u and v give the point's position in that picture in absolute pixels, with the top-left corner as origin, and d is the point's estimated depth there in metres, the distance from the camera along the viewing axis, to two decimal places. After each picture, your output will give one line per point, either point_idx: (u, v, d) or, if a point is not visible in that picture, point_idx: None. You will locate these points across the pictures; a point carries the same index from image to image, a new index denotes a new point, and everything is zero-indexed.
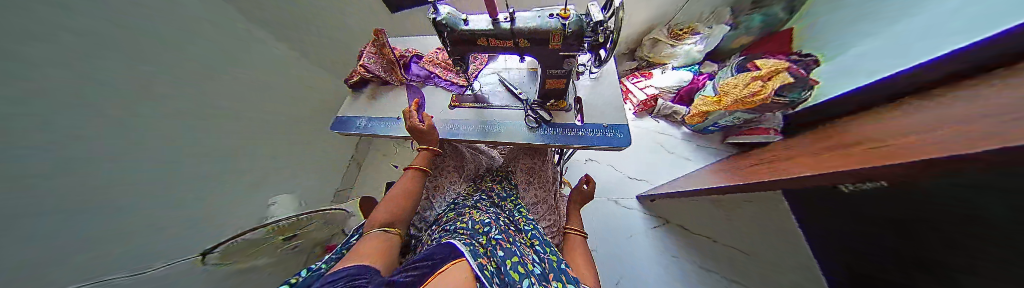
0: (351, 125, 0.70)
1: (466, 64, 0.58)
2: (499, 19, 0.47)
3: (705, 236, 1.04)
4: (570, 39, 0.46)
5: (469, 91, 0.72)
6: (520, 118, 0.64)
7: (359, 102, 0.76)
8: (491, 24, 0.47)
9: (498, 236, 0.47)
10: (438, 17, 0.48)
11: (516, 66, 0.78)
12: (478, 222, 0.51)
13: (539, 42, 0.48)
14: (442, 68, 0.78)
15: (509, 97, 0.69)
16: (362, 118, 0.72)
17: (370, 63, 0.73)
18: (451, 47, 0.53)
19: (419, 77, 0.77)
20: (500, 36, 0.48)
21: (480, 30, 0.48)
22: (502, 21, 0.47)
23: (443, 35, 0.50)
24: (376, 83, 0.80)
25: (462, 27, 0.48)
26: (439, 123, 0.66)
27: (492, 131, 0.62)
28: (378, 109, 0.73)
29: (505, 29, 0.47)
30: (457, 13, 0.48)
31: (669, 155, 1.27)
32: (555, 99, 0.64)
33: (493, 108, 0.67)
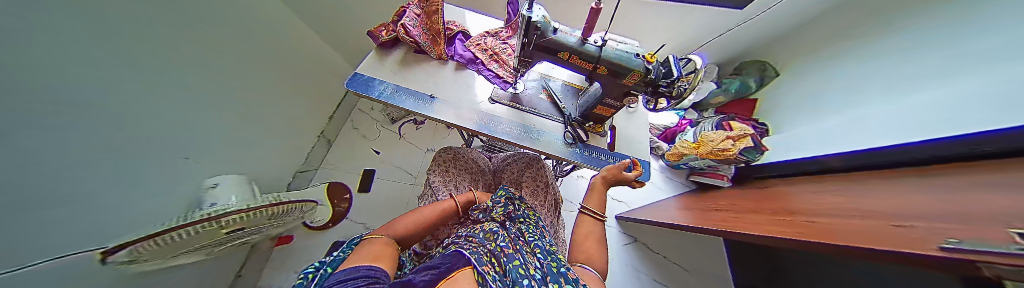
0: (372, 89, 0.59)
1: (530, 67, 0.53)
2: (588, 40, 0.46)
3: (662, 256, 1.27)
4: (646, 80, 0.48)
5: (512, 89, 0.67)
6: (559, 131, 0.63)
7: (385, 62, 0.65)
8: (580, 42, 0.46)
9: (504, 244, 0.43)
10: (531, 16, 0.43)
11: (563, 78, 0.74)
12: (488, 236, 0.47)
13: (614, 74, 0.48)
14: (486, 54, 0.69)
15: (549, 106, 0.67)
16: (387, 84, 0.61)
17: (411, 27, 0.63)
18: (527, 48, 0.47)
19: (463, 59, 0.68)
20: (586, 56, 0.47)
21: (568, 43, 0.46)
22: (590, 43, 0.46)
23: (528, 36, 0.45)
24: (409, 48, 0.69)
25: (550, 35, 0.45)
26: (476, 114, 0.61)
27: (533, 138, 0.59)
28: (408, 79, 0.63)
29: (591, 51, 0.46)
30: (551, 20, 0.45)
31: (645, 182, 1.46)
32: (594, 122, 0.65)
33: (532, 112, 0.65)
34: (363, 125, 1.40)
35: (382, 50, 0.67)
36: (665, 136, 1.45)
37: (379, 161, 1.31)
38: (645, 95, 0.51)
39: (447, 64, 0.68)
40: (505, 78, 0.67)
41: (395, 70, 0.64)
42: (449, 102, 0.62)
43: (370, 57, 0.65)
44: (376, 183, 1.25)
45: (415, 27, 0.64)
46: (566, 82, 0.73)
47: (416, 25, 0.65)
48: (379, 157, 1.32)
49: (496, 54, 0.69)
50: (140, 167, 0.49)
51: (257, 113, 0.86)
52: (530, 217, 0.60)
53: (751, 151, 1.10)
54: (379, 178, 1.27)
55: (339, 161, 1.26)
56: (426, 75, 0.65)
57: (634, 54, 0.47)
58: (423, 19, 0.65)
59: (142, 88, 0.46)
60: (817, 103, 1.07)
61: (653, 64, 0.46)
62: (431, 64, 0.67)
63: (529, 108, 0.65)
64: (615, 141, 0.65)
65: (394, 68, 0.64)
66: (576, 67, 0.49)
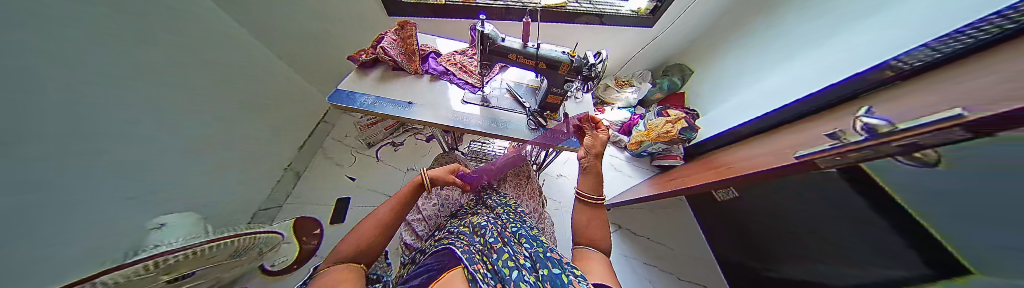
0: (352, 101, 0.65)
1: (490, 69, 0.65)
2: (529, 44, 0.61)
3: (646, 238, 1.35)
4: (573, 68, 0.62)
5: (479, 92, 0.78)
6: (524, 121, 0.74)
7: (364, 79, 0.73)
8: (522, 46, 0.60)
9: (493, 239, 0.46)
10: (484, 29, 0.57)
11: (524, 80, 0.88)
12: (476, 231, 0.50)
13: (552, 67, 0.63)
14: (457, 66, 0.81)
15: (514, 103, 0.79)
16: (367, 96, 0.67)
17: (389, 49, 0.73)
18: (483, 54, 0.60)
19: (436, 72, 0.78)
20: (529, 56, 0.61)
21: (513, 47, 0.60)
22: (531, 46, 0.61)
23: (483, 44, 0.58)
24: (386, 67, 0.78)
25: (500, 43, 0.59)
26: (451, 113, 0.70)
27: (502, 128, 0.69)
28: (387, 91, 0.71)
29: (531, 52, 0.61)
30: (498, 32, 0.59)
31: (617, 173, 1.60)
32: (550, 111, 0.78)
33: (501, 109, 0.76)
34: (336, 155, 1.36)
35: (362, 71, 0.75)
36: (624, 129, 1.63)
37: (355, 188, 1.26)
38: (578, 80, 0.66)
39: (422, 77, 0.78)
40: (473, 84, 0.78)
41: (375, 86, 0.71)
42: (425, 106, 0.70)
43: (352, 77, 0.73)
44: (352, 212, 1.18)
45: (394, 49, 0.75)
46: (526, 84, 0.86)
47: (393, 46, 0.75)
48: (355, 184, 1.27)
49: (465, 67, 0.82)
50: (56, 204, 0.44)
51: (221, 145, 0.82)
52: (509, 207, 0.64)
53: (688, 131, 1.33)
54: (355, 205, 1.21)
55: (310, 193, 1.20)
56: (406, 88, 0.74)
57: (563, 52, 0.63)
58: (400, 42, 0.76)
59: (71, 116, 0.44)
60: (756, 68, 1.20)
61: (575, 57, 0.62)
62: (407, 79, 0.76)
63: (499, 105, 0.76)
64: (569, 124, 0.78)
65: (372, 84, 0.72)
66: (525, 65, 0.63)
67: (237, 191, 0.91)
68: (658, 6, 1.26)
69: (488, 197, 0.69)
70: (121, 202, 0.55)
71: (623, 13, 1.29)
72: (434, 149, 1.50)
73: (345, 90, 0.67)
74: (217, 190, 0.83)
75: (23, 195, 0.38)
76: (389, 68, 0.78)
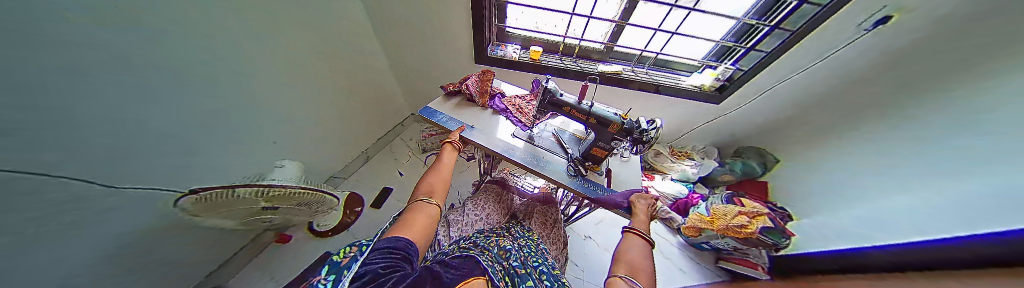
0: (435, 117, 0.86)
1: (545, 115, 0.76)
2: (583, 101, 0.69)
3: None
4: (623, 129, 0.66)
5: (528, 130, 0.88)
6: (562, 164, 0.77)
7: (444, 103, 0.95)
8: (577, 101, 0.69)
9: (517, 264, 0.49)
10: (548, 85, 0.69)
11: (571, 128, 0.94)
12: (503, 254, 0.53)
13: (601, 124, 0.67)
14: (516, 106, 0.95)
15: (557, 147, 0.84)
16: (444, 115, 0.89)
17: (471, 86, 0.96)
18: (542, 103, 0.71)
19: (498, 108, 0.95)
20: (581, 111, 0.68)
21: (569, 101, 0.69)
22: (585, 104, 0.69)
23: (544, 96, 0.70)
24: (464, 98, 1.00)
25: (557, 97, 0.69)
26: (502, 142, 0.81)
27: (541, 165, 0.74)
28: (459, 114, 0.91)
29: (585, 107, 0.68)
30: (558, 88, 0.70)
31: (665, 258, 1.30)
32: (592, 163, 0.78)
33: (545, 149, 0.82)
34: (398, 153, 1.68)
35: (447, 98, 0.99)
36: (676, 206, 1.37)
37: (399, 182, 1.50)
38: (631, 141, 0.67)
39: (486, 110, 0.96)
40: (526, 122, 0.89)
41: (452, 110, 0.93)
42: (482, 131, 0.84)
43: (440, 101, 0.97)
44: (388, 203, 1.38)
45: (473, 86, 0.98)
46: (573, 132, 0.91)
47: (473, 84, 0.97)
48: (400, 178, 1.52)
49: (521, 108, 0.95)
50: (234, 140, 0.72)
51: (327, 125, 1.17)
52: (533, 241, 0.64)
53: (776, 233, 1.02)
54: (393, 198, 1.41)
55: (368, 178, 1.48)
56: (474, 116, 0.91)
57: (614, 113, 0.68)
58: (478, 82, 0.98)
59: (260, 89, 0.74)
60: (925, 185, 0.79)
61: (627, 119, 0.66)
62: (476, 109, 0.95)
63: (546, 146, 0.83)
64: (610, 181, 0.77)
65: (450, 108, 0.94)
66: (577, 117, 0.70)
67: (327, 160, 1.24)
68: (726, 85, 1.24)
69: (514, 226, 0.70)
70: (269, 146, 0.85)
71: (682, 86, 1.29)
72: (470, 169, 1.64)
73: (432, 110, 0.90)
74: (315, 157, 1.15)
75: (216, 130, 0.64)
76: (466, 99, 0.99)
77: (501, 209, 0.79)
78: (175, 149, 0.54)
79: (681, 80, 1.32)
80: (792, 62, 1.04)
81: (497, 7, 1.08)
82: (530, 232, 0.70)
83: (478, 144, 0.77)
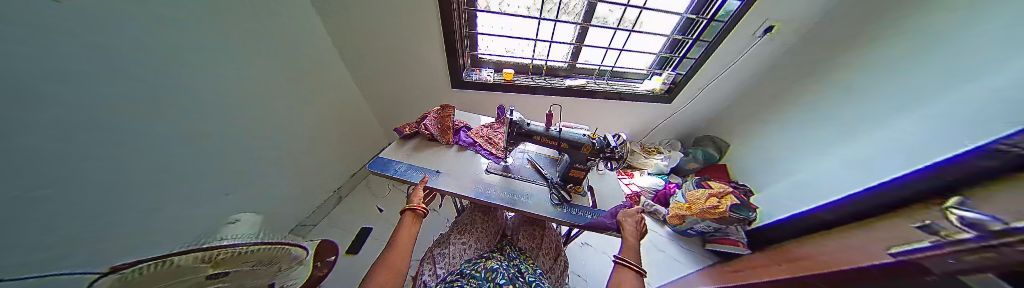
0: (389, 168, 0.78)
1: (515, 145, 0.79)
2: (551, 128, 0.74)
3: None
4: (595, 150, 0.71)
5: (503, 162, 0.87)
6: (542, 193, 0.75)
7: (400, 149, 0.90)
8: (545, 129, 0.74)
9: (504, 281, 0.50)
10: (514, 119, 0.73)
11: (544, 152, 0.97)
12: (491, 275, 0.52)
13: (576, 147, 0.72)
14: (484, 139, 0.96)
15: (534, 173, 0.83)
16: (401, 164, 0.82)
17: (429, 125, 0.93)
18: (512, 133, 0.75)
19: (464, 143, 0.93)
20: (551, 137, 0.73)
21: (538, 131, 0.74)
22: (553, 130, 0.74)
23: (512, 128, 0.74)
24: (424, 138, 0.96)
25: (526, 126, 0.74)
26: (473, 182, 0.77)
27: (522, 201, 0.69)
28: (417, 160, 0.84)
29: (554, 134, 0.73)
30: (523, 117, 0.75)
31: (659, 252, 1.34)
32: (573, 184, 0.80)
33: (520, 179, 0.80)
34: (375, 187, 1.57)
35: (400, 143, 0.92)
36: (659, 198, 1.49)
37: (378, 219, 1.38)
38: (602, 160, 0.73)
39: (451, 147, 0.93)
40: (497, 155, 0.89)
41: (407, 155, 0.87)
42: (451, 176, 0.79)
43: (393, 145, 0.91)
44: (366, 245, 1.24)
45: (431, 125, 0.94)
46: (545, 155, 0.94)
47: (429, 123, 0.94)
48: (380, 215, 1.40)
49: (490, 139, 0.96)
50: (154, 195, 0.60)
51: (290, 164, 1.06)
52: (526, 262, 0.63)
53: (744, 208, 1.10)
54: (371, 238, 1.28)
55: (344, 218, 1.35)
56: (435, 157, 0.87)
57: (584, 134, 0.73)
58: (437, 119, 0.96)
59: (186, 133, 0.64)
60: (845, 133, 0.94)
61: (596, 139, 0.72)
62: (434, 150, 0.90)
63: (515, 178, 0.81)
64: (596, 200, 0.78)
65: (407, 151, 0.89)
66: (549, 144, 0.74)
67: (291, 205, 1.11)
68: (672, 87, 1.42)
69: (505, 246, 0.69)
70: (216, 197, 0.75)
71: (639, 91, 1.47)
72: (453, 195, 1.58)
73: (383, 159, 0.82)
74: (275, 203, 1.01)
75: (119, 183, 0.53)
76: (427, 139, 0.95)
77: (489, 230, 0.75)
78: (62, 214, 0.44)
79: (637, 86, 1.49)
80: (716, 66, 1.29)
81: (468, 36, 1.19)
82: (521, 251, 0.68)
83: (450, 194, 0.71)
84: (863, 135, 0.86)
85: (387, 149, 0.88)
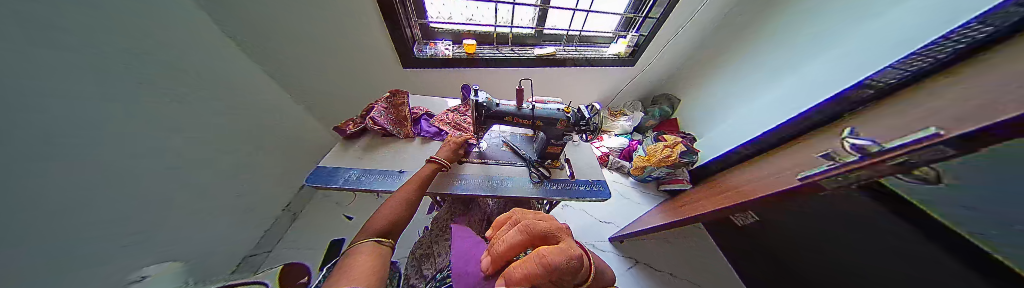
0: (338, 178, 0.62)
1: (485, 131, 0.73)
2: (523, 107, 0.69)
3: (667, 273, 1.23)
4: (568, 124, 0.69)
5: (476, 148, 0.81)
6: (524, 173, 0.74)
7: (343, 153, 0.72)
8: (517, 108, 0.68)
9: None
10: (478, 99, 0.65)
11: (518, 131, 0.93)
12: None
13: (547, 123, 0.69)
14: (452, 125, 0.86)
15: (512, 155, 0.81)
16: (353, 171, 0.66)
17: (379, 118, 0.77)
18: (479, 118, 0.67)
19: (428, 133, 0.81)
20: (522, 117, 0.68)
21: (508, 111, 0.68)
22: (524, 108, 0.68)
23: (480, 111, 0.66)
24: (375, 135, 0.79)
25: (495, 107, 0.67)
26: (448, 176, 0.68)
27: (503, 187, 0.68)
28: (372, 162, 0.70)
29: (526, 113, 0.68)
30: (491, 98, 0.67)
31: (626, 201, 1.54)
32: (550, 160, 0.80)
33: (498, 164, 0.76)
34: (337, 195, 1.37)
35: (344, 146, 0.74)
36: (624, 154, 1.66)
37: (350, 228, 1.24)
38: (578, 133, 0.72)
39: (414, 139, 0.81)
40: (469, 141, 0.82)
41: (357, 158, 0.71)
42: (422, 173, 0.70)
43: (337, 149, 0.73)
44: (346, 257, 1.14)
45: (381, 117, 0.78)
46: (521, 134, 0.91)
47: (377, 115, 0.77)
48: (351, 223, 1.26)
49: (458, 125, 0.86)
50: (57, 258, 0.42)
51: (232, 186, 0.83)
52: None
53: (689, 153, 1.35)
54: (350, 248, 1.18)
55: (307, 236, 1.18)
56: (396, 155, 0.74)
57: (556, 109, 0.70)
58: (388, 110, 0.81)
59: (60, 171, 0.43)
60: (790, 69, 1.17)
61: (570, 113, 0.69)
62: (391, 147, 0.77)
63: (491, 164, 0.76)
64: (573, 171, 0.79)
65: (357, 153, 0.73)
66: (524, 123, 0.70)
67: (239, 233, 0.90)
68: (637, 50, 1.46)
69: (496, 235, 0.68)
70: (135, 245, 0.56)
71: (607, 56, 1.46)
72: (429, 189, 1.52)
73: (326, 168, 0.65)
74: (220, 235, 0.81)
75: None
76: (379, 136, 0.79)
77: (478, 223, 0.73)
78: None
79: (603, 50, 1.48)
80: (676, 21, 1.33)
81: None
82: None
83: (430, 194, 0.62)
84: (828, 52, 1.03)
85: (329, 155, 0.70)
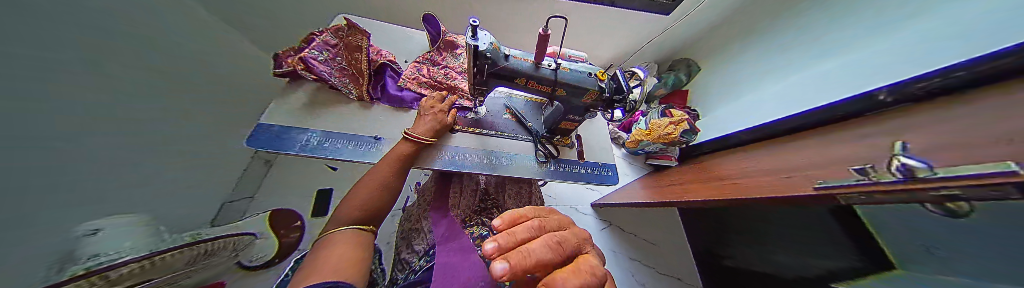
0: (289, 144, 0.47)
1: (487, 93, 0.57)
2: (543, 65, 0.52)
3: (632, 234, 1.40)
4: (600, 96, 0.57)
5: (471, 113, 0.66)
6: (527, 151, 0.64)
7: (290, 106, 0.53)
8: (534, 67, 0.52)
9: None
10: (477, 43, 0.46)
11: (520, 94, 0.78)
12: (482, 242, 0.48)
13: (571, 93, 0.56)
14: (433, 79, 0.68)
15: (516, 126, 0.68)
16: (312, 133, 0.50)
17: (326, 63, 0.57)
18: (480, 76, 0.51)
19: (406, 91, 0.64)
20: (541, 80, 0.53)
21: (521, 69, 0.51)
22: (545, 67, 0.52)
23: (481, 67, 0.49)
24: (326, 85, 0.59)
25: (505, 64, 0.50)
26: (440, 148, 0.57)
27: (503, 165, 0.59)
28: (338, 122, 0.55)
29: (547, 75, 0.52)
30: (500, 47, 0.49)
31: None
32: (561, 135, 0.71)
33: (498, 135, 0.65)
34: None
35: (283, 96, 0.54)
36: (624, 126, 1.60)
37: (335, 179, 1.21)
38: (601, 109, 0.60)
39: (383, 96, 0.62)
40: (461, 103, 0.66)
41: (305, 117, 0.53)
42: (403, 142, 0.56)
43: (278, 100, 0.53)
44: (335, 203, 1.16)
45: (328, 59, 0.59)
46: (527, 99, 0.76)
47: (319, 55, 0.58)
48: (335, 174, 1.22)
49: (443, 81, 0.68)
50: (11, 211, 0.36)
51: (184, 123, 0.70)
52: None
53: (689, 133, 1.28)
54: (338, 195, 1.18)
55: (288, 180, 1.12)
56: (359, 116, 0.58)
57: (586, 73, 0.55)
58: (339, 50, 0.60)
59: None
60: (818, 54, 0.97)
61: (604, 81, 0.55)
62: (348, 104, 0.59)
63: (487, 134, 0.64)
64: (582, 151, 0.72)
65: (305, 108, 0.54)
66: (537, 90, 0.55)
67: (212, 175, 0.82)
68: None
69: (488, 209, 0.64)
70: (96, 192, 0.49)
71: None
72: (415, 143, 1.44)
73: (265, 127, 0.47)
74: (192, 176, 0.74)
75: None
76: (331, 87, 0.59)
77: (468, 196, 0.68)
78: None
79: None
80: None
81: None
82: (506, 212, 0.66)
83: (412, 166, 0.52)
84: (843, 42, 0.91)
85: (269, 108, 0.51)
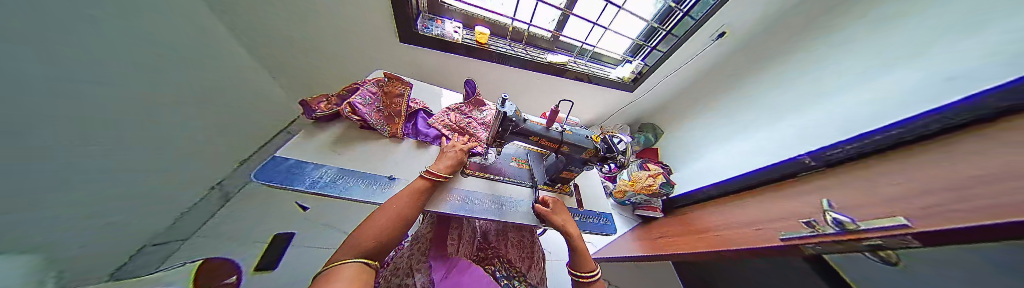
0: (304, 176, 0.47)
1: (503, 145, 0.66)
2: (553, 128, 0.64)
3: None
4: (597, 154, 0.67)
5: (482, 159, 0.72)
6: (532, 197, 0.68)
7: (315, 143, 0.56)
8: (546, 129, 0.63)
9: None
10: (505, 110, 0.55)
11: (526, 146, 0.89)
12: None
13: (575, 150, 0.66)
14: (455, 127, 0.74)
15: (521, 173, 0.75)
16: (326, 168, 0.51)
17: (363, 105, 0.64)
18: (503, 132, 0.60)
19: (426, 136, 0.70)
20: (551, 139, 0.63)
21: (536, 129, 0.62)
22: (554, 129, 0.63)
23: (505, 125, 0.58)
24: (355, 124, 0.66)
25: (524, 125, 0.60)
26: (452, 191, 0.58)
27: (510, 210, 0.60)
28: (356, 160, 0.56)
29: (555, 135, 0.63)
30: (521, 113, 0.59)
31: None
32: (561, 184, 0.77)
33: (506, 181, 0.70)
34: None
35: (310, 132, 0.59)
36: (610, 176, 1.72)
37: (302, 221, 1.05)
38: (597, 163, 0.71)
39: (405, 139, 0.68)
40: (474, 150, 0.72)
41: (327, 151, 0.56)
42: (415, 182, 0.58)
43: (300, 135, 0.57)
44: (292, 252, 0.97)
45: (366, 104, 0.65)
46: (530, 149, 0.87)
47: (359, 100, 0.64)
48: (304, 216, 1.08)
49: (462, 128, 0.75)
50: None
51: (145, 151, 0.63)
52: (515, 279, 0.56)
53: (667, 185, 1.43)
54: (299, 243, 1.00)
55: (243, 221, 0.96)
56: (379, 155, 0.61)
57: (586, 136, 0.68)
58: (376, 97, 0.69)
59: None
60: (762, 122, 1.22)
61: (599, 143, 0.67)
62: (371, 143, 0.63)
63: (495, 180, 0.68)
64: (580, 201, 0.78)
65: (328, 143, 0.58)
66: (547, 145, 0.65)
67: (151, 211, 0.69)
68: (639, 77, 1.49)
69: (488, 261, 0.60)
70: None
71: (611, 77, 1.49)
72: None
73: (283, 159, 0.48)
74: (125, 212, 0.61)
75: None
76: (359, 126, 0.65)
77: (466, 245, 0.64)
78: None
79: (609, 71, 1.52)
80: (687, 54, 1.36)
81: None
82: (506, 264, 0.61)
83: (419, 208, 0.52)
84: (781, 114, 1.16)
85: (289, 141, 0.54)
